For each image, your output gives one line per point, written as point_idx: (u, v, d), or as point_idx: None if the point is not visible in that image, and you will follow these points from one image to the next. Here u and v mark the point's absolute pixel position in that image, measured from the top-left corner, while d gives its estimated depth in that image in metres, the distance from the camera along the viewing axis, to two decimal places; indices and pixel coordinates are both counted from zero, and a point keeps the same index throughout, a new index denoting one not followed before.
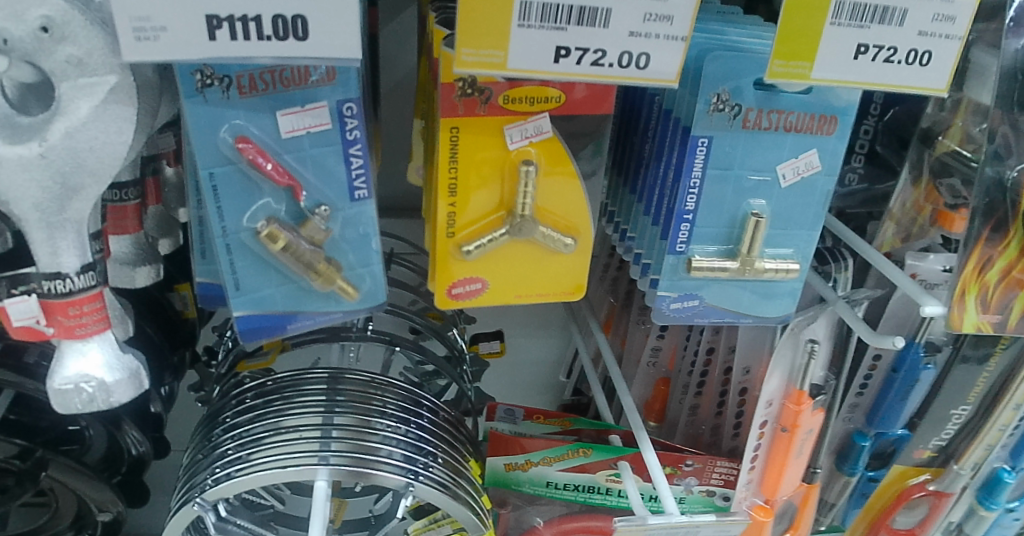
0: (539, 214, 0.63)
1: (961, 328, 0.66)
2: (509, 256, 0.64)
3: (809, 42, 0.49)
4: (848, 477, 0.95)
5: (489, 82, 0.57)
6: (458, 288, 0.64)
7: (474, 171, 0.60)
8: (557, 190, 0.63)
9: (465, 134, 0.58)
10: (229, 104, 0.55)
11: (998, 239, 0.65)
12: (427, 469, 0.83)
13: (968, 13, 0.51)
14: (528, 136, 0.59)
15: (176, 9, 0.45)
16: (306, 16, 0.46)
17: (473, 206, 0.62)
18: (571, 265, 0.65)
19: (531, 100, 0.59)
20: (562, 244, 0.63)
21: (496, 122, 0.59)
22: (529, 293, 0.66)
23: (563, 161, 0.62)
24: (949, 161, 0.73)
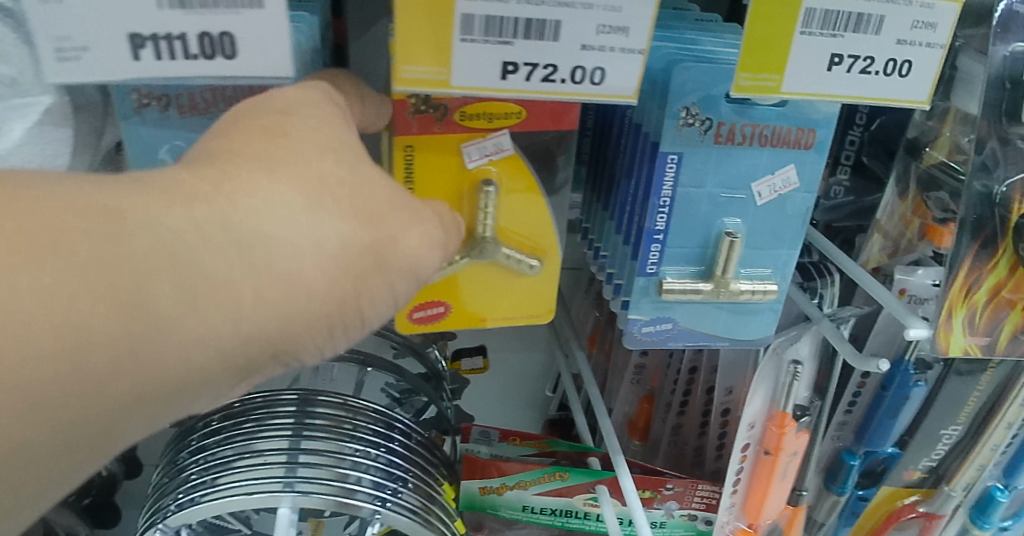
0: (503, 235, 0.60)
1: (948, 351, 0.63)
2: (471, 278, 0.61)
3: (778, 52, 0.45)
4: (836, 496, 0.91)
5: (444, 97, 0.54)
6: (419, 311, 0.61)
7: (432, 190, 0.57)
8: (522, 210, 0.60)
9: (421, 152, 0.55)
10: (168, 124, 0.53)
11: (986, 257, 0.61)
12: (396, 496, 0.79)
13: (950, 19, 0.48)
14: (489, 153, 0.56)
15: (94, 26, 0.41)
16: (234, 33, 0.43)
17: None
18: (539, 288, 0.62)
19: (491, 116, 0.55)
20: (526, 266, 0.60)
21: (454, 139, 0.56)
22: (497, 316, 0.63)
23: (527, 179, 0.58)
24: (938, 173, 0.69)
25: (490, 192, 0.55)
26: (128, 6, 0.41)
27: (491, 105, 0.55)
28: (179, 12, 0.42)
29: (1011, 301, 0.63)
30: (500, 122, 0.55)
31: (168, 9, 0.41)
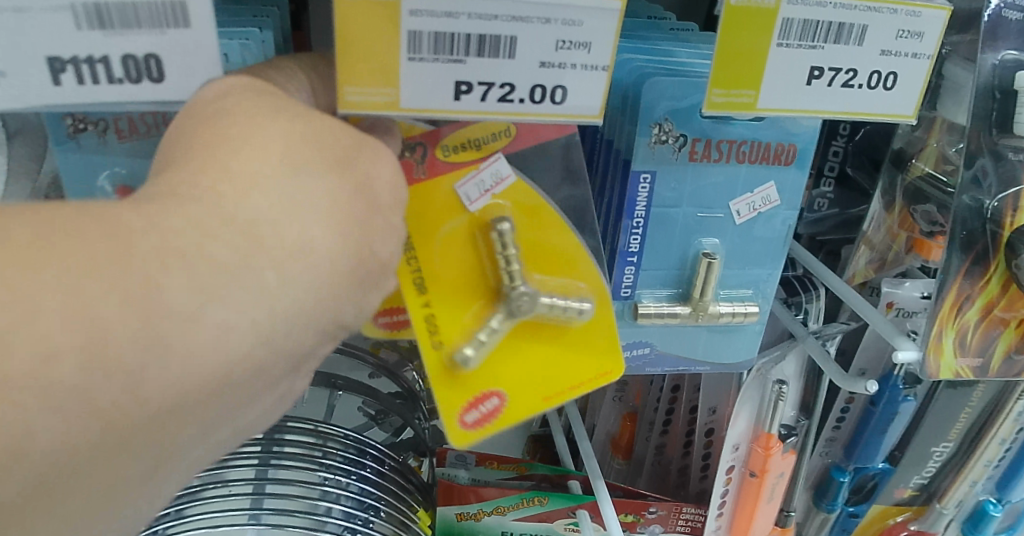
0: (537, 281, 0.52)
1: (938, 373, 0.60)
2: (518, 349, 0.52)
3: (753, 67, 0.42)
4: (826, 514, 0.88)
5: (423, 134, 0.48)
6: (472, 411, 0.52)
7: (434, 245, 0.49)
8: (549, 250, 0.52)
9: (411, 207, 0.48)
10: (107, 150, 0.49)
11: (978, 273, 0.58)
12: (366, 526, 0.75)
13: (937, 29, 0.45)
14: (491, 187, 0.49)
15: (9, 50, 0.37)
16: (160, 55, 0.39)
17: (449, 295, 0.50)
18: (598, 335, 0.53)
19: (475, 143, 0.49)
20: (571, 307, 0.50)
21: (444, 179, 0.49)
22: (563, 389, 0.53)
23: (545, 210, 0.51)
24: (922, 185, 0.66)
25: (506, 234, 0.48)
26: (41, 27, 0.37)
27: (471, 131, 0.48)
28: (99, 33, 0.38)
29: (1003, 319, 0.61)
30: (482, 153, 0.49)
31: (88, 33, 0.38)
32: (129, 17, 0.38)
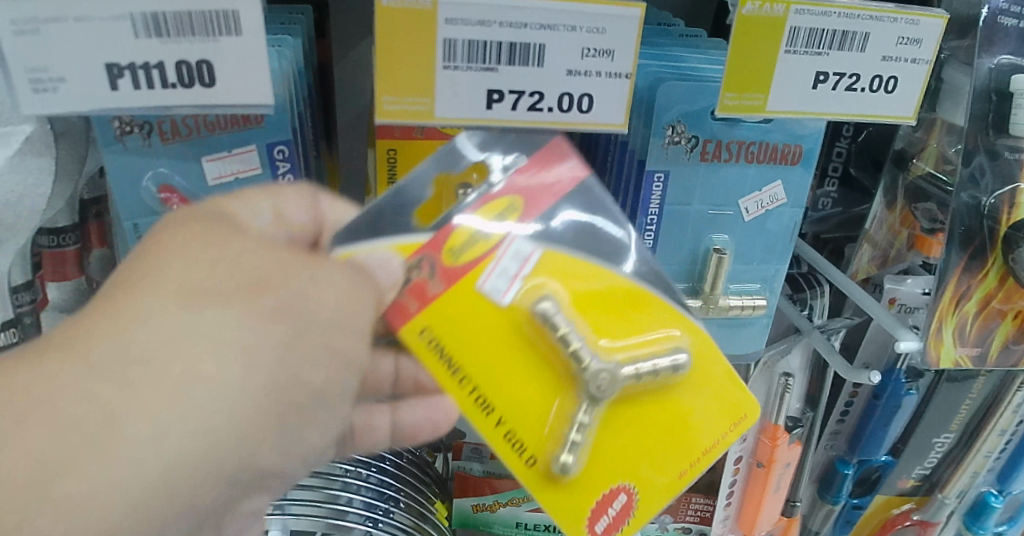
0: (606, 346, 0.46)
1: (938, 363, 0.63)
2: (624, 429, 0.47)
3: (762, 73, 0.45)
4: (831, 506, 0.90)
5: (422, 249, 0.43)
6: (601, 519, 0.46)
7: (478, 355, 0.44)
8: (614, 314, 0.46)
9: (438, 328, 0.43)
10: (151, 151, 0.52)
11: (976, 268, 0.61)
12: (387, 515, 0.76)
13: (935, 35, 0.48)
14: (518, 271, 0.44)
15: (70, 57, 0.41)
16: (212, 61, 0.42)
17: (513, 403, 0.44)
18: (701, 388, 0.48)
19: (478, 229, 0.43)
20: (668, 363, 0.45)
21: (461, 283, 0.43)
22: (698, 447, 0.48)
23: (589, 271, 0.46)
24: (924, 184, 0.68)
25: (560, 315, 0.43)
26: (102, 35, 0.40)
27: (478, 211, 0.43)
28: (154, 40, 0.41)
29: (1001, 311, 0.63)
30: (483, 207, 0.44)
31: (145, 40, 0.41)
32: (183, 26, 0.41)
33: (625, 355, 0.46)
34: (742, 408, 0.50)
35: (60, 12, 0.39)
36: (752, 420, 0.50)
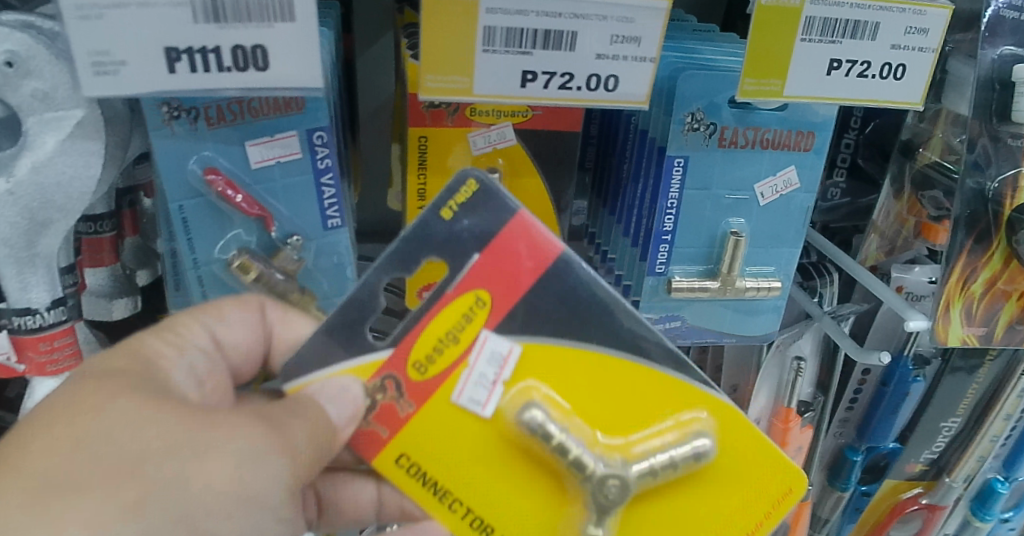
0: (618, 452, 0.54)
1: (947, 341, 0.67)
2: (648, 514, 0.55)
3: (779, 60, 0.48)
4: (841, 492, 0.92)
5: (380, 370, 0.52)
6: None
7: (462, 474, 0.53)
8: (630, 409, 0.54)
9: (414, 454, 0.53)
10: (198, 136, 0.55)
11: (981, 251, 0.65)
12: None
13: (942, 26, 0.51)
14: (497, 376, 0.52)
15: (133, 41, 0.44)
16: (266, 45, 0.45)
17: (510, 517, 0.54)
18: (726, 472, 0.55)
19: (450, 334, 0.52)
20: (689, 457, 0.52)
21: (430, 399, 0.52)
22: (735, 526, 0.55)
23: (575, 373, 0.53)
24: (930, 172, 0.72)
25: (550, 421, 0.51)
26: (164, 20, 0.43)
27: (438, 318, 0.52)
28: (212, 25, 0.44)
29: (1005, 292, 0.67)
30: (457, 298, 0.52)
31: (202, 26, 0.44)
32: (241, 11, 0.44)
33: (631, 451, 0.54)
34: (778, 480, 0.55)
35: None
36: (799, 493, 0.56)
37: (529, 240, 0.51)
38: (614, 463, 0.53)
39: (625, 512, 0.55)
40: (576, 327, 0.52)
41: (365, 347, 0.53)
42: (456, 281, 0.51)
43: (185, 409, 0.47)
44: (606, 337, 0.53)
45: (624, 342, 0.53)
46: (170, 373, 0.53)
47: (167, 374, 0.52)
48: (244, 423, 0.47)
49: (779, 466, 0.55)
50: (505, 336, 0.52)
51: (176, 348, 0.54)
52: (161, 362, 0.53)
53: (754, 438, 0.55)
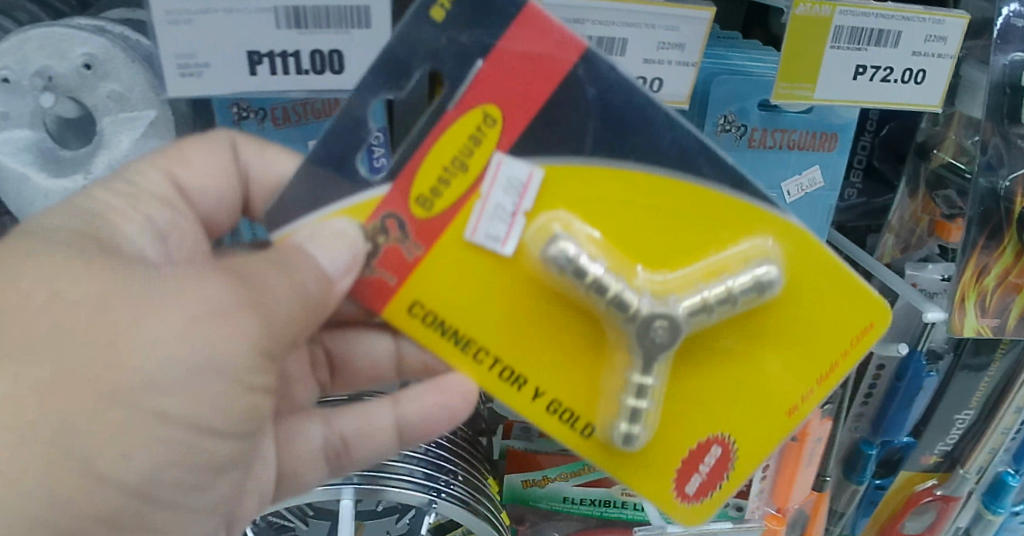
0: (657, 290, 0.52)
1: (962, 332, 0.71)
2: (702, 374, 0.56)
3: (811, 65, 0.52)
4: (856, 486, 0.95)
5: (378, 210, 0.51)
6: (701, 466, 0.58)
7: (488, 321, 0.53)
8: (671, 233, 0.52)
9: (427, 301, 0.52)
10: (263, 132, 0.64)
11: (994, 247, 0.69)
12: (447, 487, 0.81)
13: (959, 34, 0.55)
14: (516, 207, 0.50)
15: (221, 48, 0.48)
16: (342, 51, 0.50)
17: (544, 375, 0.55)
18: (790, 314, 0.55)
19: (458, 159, 0.50)
20: (756, 291, 0.51)
21: (439, 235, 0.51)
22: (805, 371, 0.57)
23: (607, 198, 0.51)
24: (944, 173, 0.76)
25: (582, 255, 0.49)
26: (251, 25, 0.48)
27: (446, 142, 0.50)
28: (293, 31, 0.49)
29: (1016, 285, 0.71)
30: (461, 117, 0.49)
31: (282, 30, 0.49)
32: (321, 18, 0.49)
33: (680, 290, 0.52)
34: (863, 314, 0.56)
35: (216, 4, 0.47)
36: (880, 327, 0.56)
37: (552, 31, 0.48)
38: (662, 301, 0.52)
39: (677, 364, 0.56)
40: (617, 148, 0.50)
41: (362, 185, 0.51)
42: (459, 97, 0.49)
43: (130, 267, 0.46)
44: (646, 156, 0.51)
45: (667, 163, 0.51)
46: (121, 228, 0.54)
47: (116, 228, 0.53)
48: (209, 286, 0.47)
49: (848, 285, 0.55)
50: (523, 160, 0.50)
51: (128, 204, 0.56)
52: (111, 218, 0.53)
53: (822, 276, 0.54)
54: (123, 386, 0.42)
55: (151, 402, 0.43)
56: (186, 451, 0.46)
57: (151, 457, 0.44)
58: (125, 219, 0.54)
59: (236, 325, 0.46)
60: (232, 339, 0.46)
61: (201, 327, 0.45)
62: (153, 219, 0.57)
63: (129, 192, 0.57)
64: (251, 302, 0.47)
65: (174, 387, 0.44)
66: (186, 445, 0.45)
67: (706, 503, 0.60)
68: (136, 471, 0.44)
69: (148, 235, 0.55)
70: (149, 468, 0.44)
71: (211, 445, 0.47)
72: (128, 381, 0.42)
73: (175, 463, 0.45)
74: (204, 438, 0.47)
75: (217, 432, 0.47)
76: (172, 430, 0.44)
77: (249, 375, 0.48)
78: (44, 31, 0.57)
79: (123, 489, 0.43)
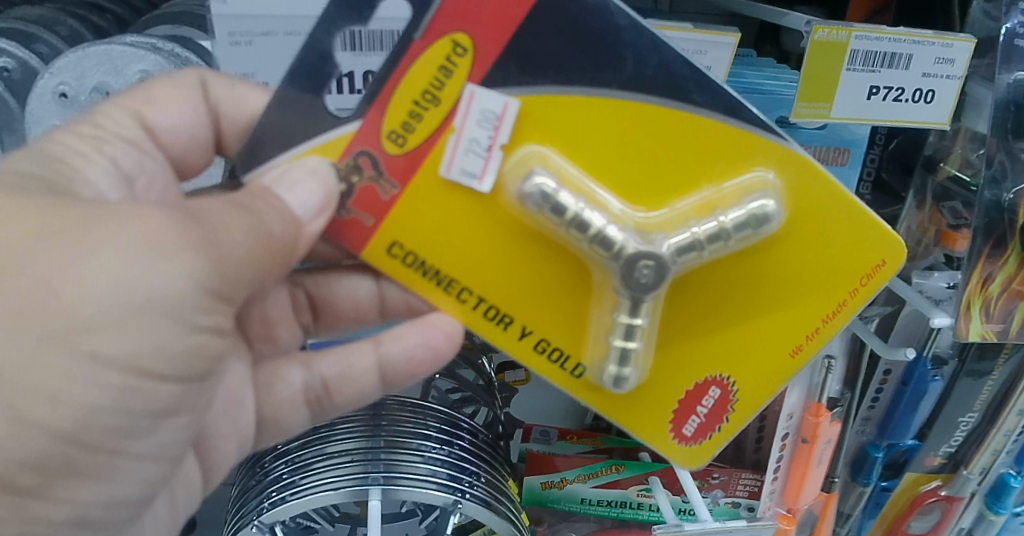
0: (642, 227, 0.58)
1: (967, 337, 0.74)
2: (696, 321, 0.63)
3: (828, 86, 0.60)
4: (863, 487, 0.98)
5: (350, 149, 0.57)
6: (701, 408, 0.65)
7: (477, 260, 0.60)
8: (658, 164, 0.57)
9: (408, 241, 0.59)
10: None
11: (998, 255, 0.72)
12: (472, 487, 0.81)
13: (966, 56, 0.62)
14: (492, 141, 0.56)
15: (267, 65, 0.60)
16: (372, 72, 0.56)
17: (532, 313, 0.61)
18: (781, 257, 0.60)
19: (429, 92, 0.56)
20: (752, 232, 0.57)
21: (412, 171, 0.57)
22: (802, 316, 0.62)
23: (587, 133, 0.56)
24: (950, 186, 0.80)
25: (560, 189, 0.54)
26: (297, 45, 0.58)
27: (417, 72, 0.55)
28: (350, 53, 0.56)
29: (1021, 292, 0.75)
30: (430, 47, 0.55)
31: (343, 52, 0.56)
32: (375, 41, 0.55)
33: (666, 227, 0.58)
34: (874, 251, 0.61)
35: (277, 29, 0.57)
36: (892, 265, 0.61)
37: None
38: (649, 241, 0.57)
39: (669, 306, 0.62)
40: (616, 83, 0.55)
41: (332, 123, 0.57)
42: (425, 27, 0.55)
43: (84, 205, 0.49)
44: (632, 85, 0.55)
45: (654, 88, 0.55)
46: (82, 170, 0.57)
47: (77, 170, 0.57)
48: (157, 221, 0.49)
49: (856, 218, 0.60)
50: (495, 93, 0.55)
51: (92, 147, 0.59)
52: (72, 161, 0.57)
53: (832, 207, 0.59)
54: (59, 326, 0.45)
55: (85, 342, 0.46)
56: (124, 393, 0.49)
57: (84, 398, 0.47)
58: (87, 161, 0.58)
59: (173, 265, 0.48)
60: (171, 281, 0.48)
61: (136, 269, 0.47)
62: (117, 162, 0.60)
63: (95, 135, 0.60)
64: (199, 242, 0.50)
65: (113, 325, 0.46)
66: (122, 385, 0.48)
67: (705, 444, 0.67)
68: (68, 414, 0.46)
69: (111, 178, 0.59)
70: (83, 407, 0.47)
71: (152, 387, 0.50)
72: (62, 319, 0.45)
73: (110, 406, 0.48)
74: (152, 372, 0.49)
75: (159, 376, 0.50)
76: (106, 371, 0.47)
77: (194, 314, 0.50)
78: (102, 48, 0.63)
79: (55, 433, 0.46)
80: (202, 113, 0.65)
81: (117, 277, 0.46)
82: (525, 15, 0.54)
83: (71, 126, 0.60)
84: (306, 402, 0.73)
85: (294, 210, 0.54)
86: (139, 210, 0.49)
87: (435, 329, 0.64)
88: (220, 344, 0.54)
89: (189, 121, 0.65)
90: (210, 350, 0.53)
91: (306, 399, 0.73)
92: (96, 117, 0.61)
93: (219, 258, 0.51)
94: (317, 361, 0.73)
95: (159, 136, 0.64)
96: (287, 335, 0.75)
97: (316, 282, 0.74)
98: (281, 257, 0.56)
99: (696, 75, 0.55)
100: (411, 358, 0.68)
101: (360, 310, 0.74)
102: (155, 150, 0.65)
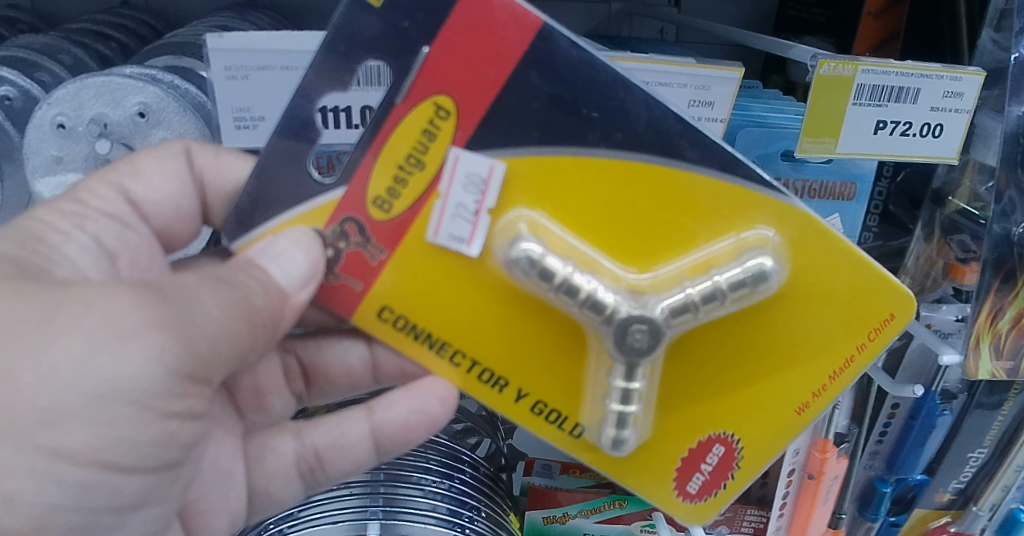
0: (633, 287, 0.57)
1: (976, 375, 0.74)
2: (695, 380, 0.61)
3: (833, 120, 0.60)
4: (871, 523, 0.94)
5: (337, 215, 0.57)
6: (705, 466, 0.64)
7: (469, 322, 0.59)
8: (650, 223, 0.56)
9: (398, 306, 0.58)
10: None
11: (1008, 289, 0.71)
12: (472, 524, 0.78)
13: (974, 89, 0.62)
14: (479, 205, 0.55)
15: (266, 104, 0.62)
16: (351, 109, 0.59)
17: (526, 375, 0.60)
18: (780, 317, 0.59)
19: (413, 156, 0.55)
20: (750, 292, 0.55)
21: (395, 236, 0.57)
22: (804, 372, 0.61)
23: (577, 193, 0.55)
24: (958, 218, 0.78)
25: (547, 254, 0.54)
26: (282, 81, 0.61)
27: (399, 136, 0.55)
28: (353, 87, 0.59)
29: None
30: (413, 110, 0.54)
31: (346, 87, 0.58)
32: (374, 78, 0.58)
33: (659, 287, 0.57)
34: (880, 304, 0.59)
35: (279, 63, 0.60)
36: (902, 317, 0.59)
37: (504, 7, 0.53)
38: (642, 304, 0.56)
39: (668, 367, 0.61)
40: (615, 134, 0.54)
41: (317, 190, 0.57)
42: (406, 91, 0.54)
43: (57, 288, 0.48)
44: (624, 138, 0.54)
45: (643, 146, 0.54)
46: (60, 247, 0.58)
47: (56, 249, 0.57)
48: (121, 300, 0.48)
49: (858, 273, 0.58)
50: (479, 156, 0.54)
51: (73, 224, 0.60)
52: (51, 239, 0.58)
53: (832, 265, 0.58)
54: (15, 422, 0.44)
55: (42, 438, 0.45)
56: (85, 490, 0.48)
57: (39, 497, 0.46)
58: (66, 238, 0.59)
59: (139, 349, 0.47)
60: (138, 366, 0.47)
61: (96, 359, 0.46)
62: (99, 239, 0.61)
63: (76, 211, 0.61)
64: (170, 322, 0.48)
65: (72, 420, 0.46)
66: (82, 483, 0.47)
67: (710, 502, 0.65)
68: (22, 515, 0.46)
69: (90, 255, 0.59)
70: (40, 508, 0.46)
71: (116, 481, 0.49)
72: (16, 415, 0.44)
73: (69, 504, 0.47)
74: (116, 461, 0.48)
75: (124, 467, 0.49)
76: (65, 466, 0.46)
77: (163, 400, 0.49)
78: (101, 79, 0.64)
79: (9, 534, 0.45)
80: (186, 182, 0.65)
81: (76, 369, 0.45)
82: (506, 78, 0.53)
83: (52, 203, 0.60)
84: (298, 473, 0.72)
85: (276, 281, 0.54)
86: (102, 291, 0.48)
87: (428, 394, 0.64)
88: (192, 430, 0.53)
89: (177, 185, 0.65)
90: (180, 437, 0.52)
91: (298, 470, 0.72)
92: (77, 193, 0.62)
93: (193, 338, 0.49)
94: (309, 431, 0.72)
95: (143, 207, 0.65)
96: (279, 404, 0.74)
97: (307, 348, 0.72)
98: (264, 330, 0.55)
99: (687, 130, 0.54)
100: (407, 421, 0.67)
101: (352, 377, 0.72)
102: (139, 222, 0.65)
